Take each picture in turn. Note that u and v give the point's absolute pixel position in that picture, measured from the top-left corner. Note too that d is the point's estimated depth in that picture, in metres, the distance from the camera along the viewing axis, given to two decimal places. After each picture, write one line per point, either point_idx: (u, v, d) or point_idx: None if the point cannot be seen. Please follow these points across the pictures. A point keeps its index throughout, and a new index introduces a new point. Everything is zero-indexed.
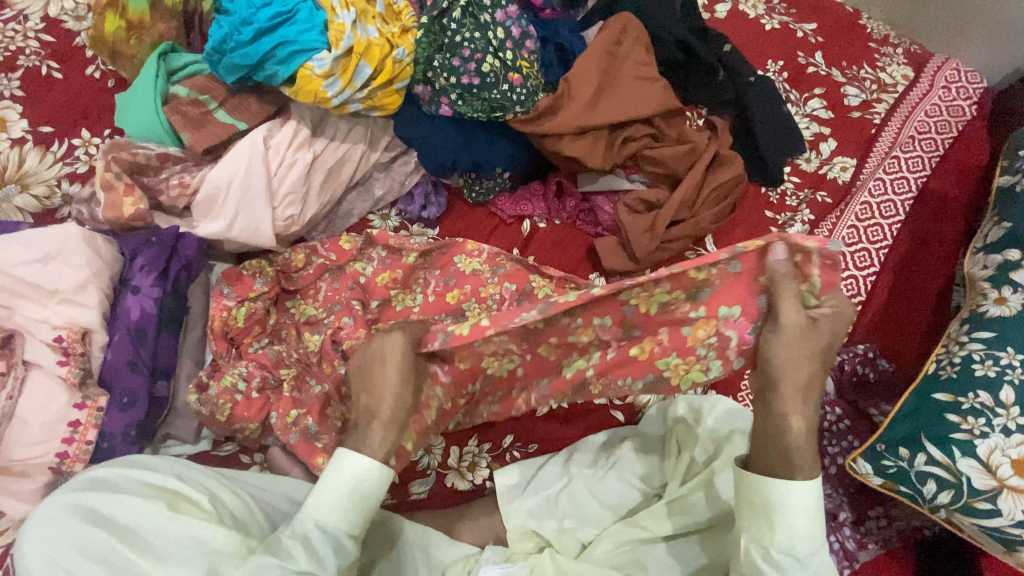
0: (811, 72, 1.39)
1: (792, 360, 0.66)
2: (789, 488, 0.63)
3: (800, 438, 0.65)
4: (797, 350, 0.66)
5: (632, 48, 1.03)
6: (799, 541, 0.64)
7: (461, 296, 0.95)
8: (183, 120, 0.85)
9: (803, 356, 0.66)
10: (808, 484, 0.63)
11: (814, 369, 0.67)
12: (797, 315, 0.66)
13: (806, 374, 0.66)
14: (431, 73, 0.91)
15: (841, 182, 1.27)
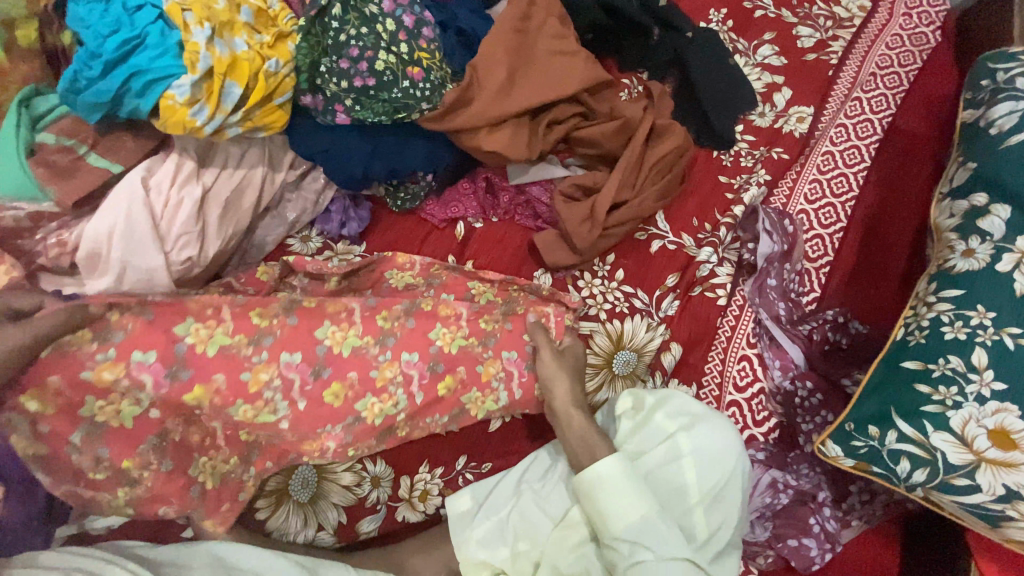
0: (759, 16, 1.28)
1: (551, 380, 0.84)
2: (593, 479, 0.75)
3: (580, 439, 0.80)
4: (557, 377, 0.83)
5: (544, 20, 0.93)
6: (620, 519, 0.72)
7: (391, 321, 0.90)
8: (51, 170, 0.77)
9: (560, 376, 0.84)
10: (607, 470, 0.75)
11: (574, 387, 0.84)
12: (549, 349, 0.85)
13: (563, 390, 0.83)
14: (318, 80, 0.82)
15: (799, 135, 1.17)
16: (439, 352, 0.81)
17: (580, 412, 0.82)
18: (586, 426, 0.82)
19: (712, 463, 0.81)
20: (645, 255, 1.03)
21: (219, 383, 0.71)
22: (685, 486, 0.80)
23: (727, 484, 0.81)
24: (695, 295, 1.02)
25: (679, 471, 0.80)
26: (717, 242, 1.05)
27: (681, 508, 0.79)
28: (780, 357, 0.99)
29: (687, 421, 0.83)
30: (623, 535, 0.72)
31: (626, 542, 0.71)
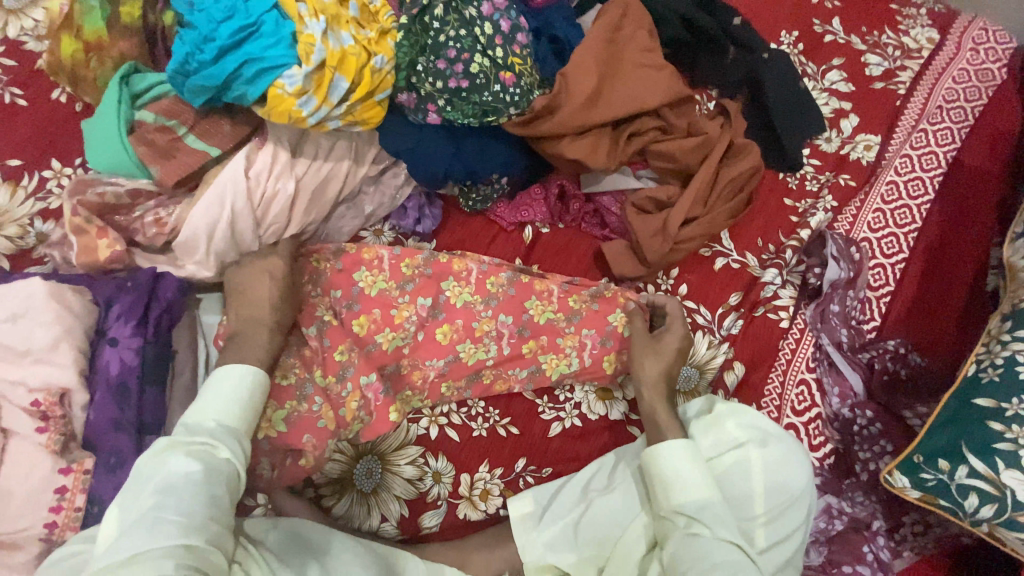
0: (828, 41, 1.28)
1: (639, 357, 0.89)
2: (658, 451, 0.79)
3: (660, 416, 0.85)
4: (648, 355, 0.89)
5: (634, 34, 0.94)
6: (680, 493, 0.76)
7: (453, 333, 0.89)
8: (152, 150, 0.79)
9: (650, 353, 0.89)
10: (673, 446, 0.79)
11: (663, 370, 0.88)
12: (640, 330, 0.91)
13: (651, 366, 0.88)
14: (414, 78, 0.83)
15: (865, 163, 1.17)
16: (530, 319, 0.92)
17: (662, 392, 0.87)
18: (663, 405, 0.86)
19: (781, 478, 0.82)
20: (710, 272, 1.04)
21: (377, 314, 0.87)
22: (749, 494, 0.81)
23: (793, 500, 0.81)
24: (759, 316, 1.02)
25: (747, 477, 0.82)
26: (782, 264, 1.05)
27: (743, 515, 0.80)
28: (839, 383, 1.00)
29: (759, 433, 0.84)
30: (682, 510, 0.75)
31: (683, 515, 0.75)
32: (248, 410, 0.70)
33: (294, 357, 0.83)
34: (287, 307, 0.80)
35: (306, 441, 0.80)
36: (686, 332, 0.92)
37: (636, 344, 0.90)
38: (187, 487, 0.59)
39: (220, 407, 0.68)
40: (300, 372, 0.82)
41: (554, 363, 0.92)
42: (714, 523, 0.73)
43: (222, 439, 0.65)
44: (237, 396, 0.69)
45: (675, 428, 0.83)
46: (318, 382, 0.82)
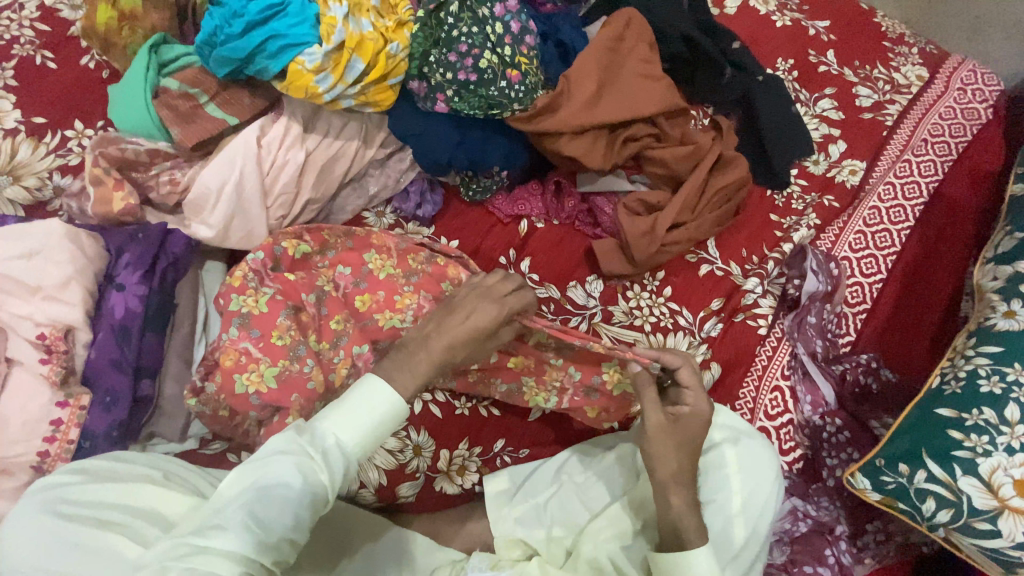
0: (822, 71, 1.35)
1: (654, 445, 0.75)
2: (683, 558, 0.71)
3: (679, 514, 0.73)
4: (666, 448, 0.75)
5: (635, 45, 1.00)
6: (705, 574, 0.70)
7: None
8: (173, 114, 0.84)
9: (671, 437, 0.75)
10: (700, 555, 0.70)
11: (683, 460, 0.75)
12: (660, 418, 0.75)
13: (667, 457, 0.75)
14: (426, 68, 0.88)
15: (850, 186, 1.23)
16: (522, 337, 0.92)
17: (683, 488, 0.74)
18: (691, 508, 0.74)
19: (756, 484, 0.84)
20: (695, 276, 1.07)
21: (380, 295, 0.86)
22: (726, 504, 0.83)
23: (766, 513, 0.83)
24: (738, 321, 1.06)
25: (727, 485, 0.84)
26: (764, 275, 1.09)
27: (721, 530, 0.81)
28: (811, 392, 1.03)
29: (733, 435, 0.87)
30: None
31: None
32: (375, 435, 0.63)
33: (288, 317, 0.81)
34: (462, 347, 0.75)
35: (294, 401, 0.78)
36: (707, 410, 0.78)
37: (658, 435, 0.75)
38: (278, 502, 0.56)
39: (348, 428, 0.61)
40: (294, 333, 0.81)
41: (534, 390, 0.91)
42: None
43: (334, 462, 0.59)
44: (377, 421, 0.63)
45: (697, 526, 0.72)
46: (312, 346, 0.82)
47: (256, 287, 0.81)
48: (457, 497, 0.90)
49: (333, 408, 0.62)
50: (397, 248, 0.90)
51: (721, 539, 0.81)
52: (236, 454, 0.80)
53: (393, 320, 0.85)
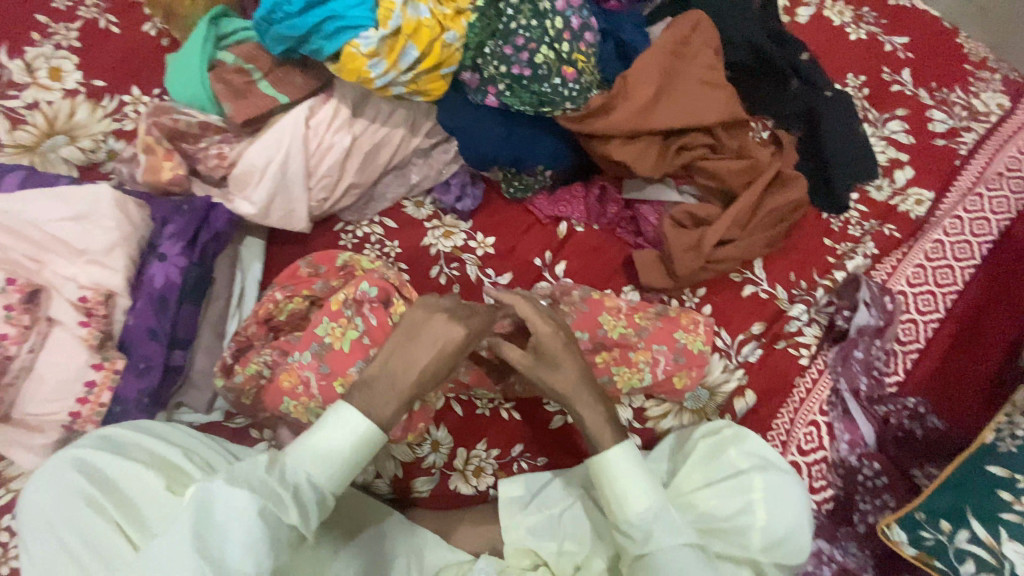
0: (895, 91, 1.27)
1: (554, 360, 0.77)
2: (602, 467, 0.71)
3: (591, 425, 0.73)
4: (545, 368, 0.77)
5: (699, 50, 0.95)
6: (634, 505, 0.69)
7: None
8: (227, 89, 0.84)
9: (543, 358, 0.77)
10: (612, 454, 0.70)
11: (577, 365, 0.77)
12: (522, 353, 0.78)
13: (552, 368, 0.76)
14: (480, 59, 0.85)
15: (914, 217, 1.15)
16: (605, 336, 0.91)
17: (588, 393, 0.76)
18: (593, 411, 0.74)
19: (787, 510, 0.78)
20: (737, 296, 1.03)
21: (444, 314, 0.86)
22: (747, 528, 0.77)
23: (794, 530, 0.77)
24: (779, 349, 1.01)
25: (750, 508, 0.78)
26: (811, 302, 1.04)
27: (737, 549, 0.77)
28: (850, 430, 0.98)
29: (761, 461, 0.81)
30: (635, 524, 0.68)
31: (640, 530, 0.68)
32: (347, 466, 0.63)
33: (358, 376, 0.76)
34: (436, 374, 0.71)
35: None
36: (561, 324, 0.80)
37: (523, 365, 0.77)
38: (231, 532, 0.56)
39: (315, 462, 0.61)
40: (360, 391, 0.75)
41: (626, 376, 0.92)
42: (671, 537, 0.67)
43: (306, 494, 0.60)
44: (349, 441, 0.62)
45: (605, 432, 0.72)
46: None
47: (349, 317, 0.76)
48: (471, 499, 0.88)
49: (302, 440, 0.62)
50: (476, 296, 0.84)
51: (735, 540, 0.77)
52: (257, 431, 0.80)
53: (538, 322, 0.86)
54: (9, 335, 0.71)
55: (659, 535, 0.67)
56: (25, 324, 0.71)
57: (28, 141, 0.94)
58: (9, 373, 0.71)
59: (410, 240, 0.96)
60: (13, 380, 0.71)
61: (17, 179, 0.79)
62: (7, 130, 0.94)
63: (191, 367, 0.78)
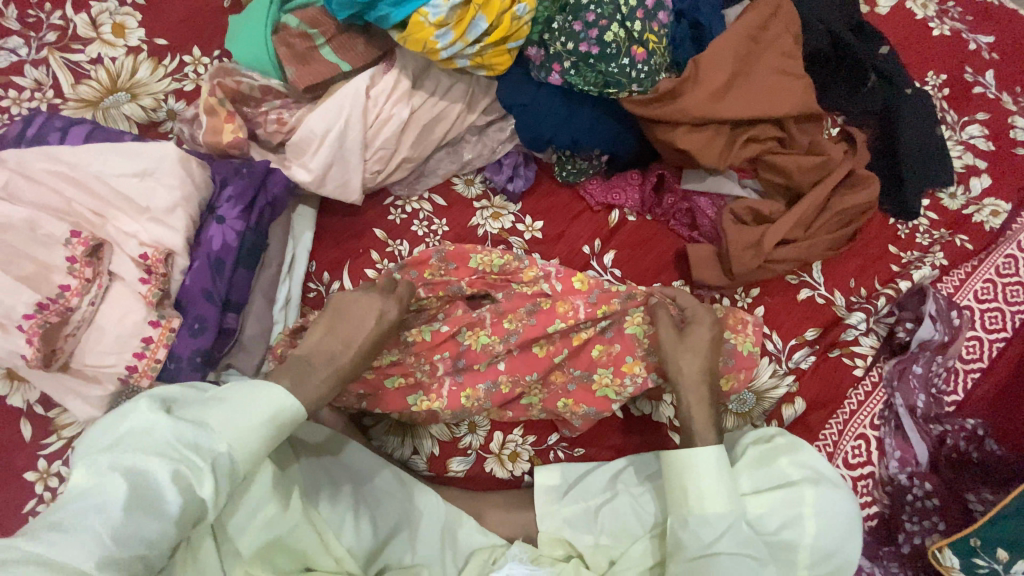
0: (977, 93, 1.18)
1: (688, 351, 0.78)
2: (686, 459, 0.73)
3: (693, 414, 0.76)
4: (685, 351, 0.78)
5: (778, 36, 0.90)
6: (709, 504, 0.71)
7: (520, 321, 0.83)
8: (290, 53, 0.83)
9: (684, 344, 0.78)
10: (705, 453, 0.72)
11: (706, 362, 0.78)
12: (671, 332, 0.79)
13: (688, 357, 0.78)
14: (547, 35, 0.83)
15: (988, 228, 1.08)
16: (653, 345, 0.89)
17: (702, 384, 0.77)
18: (703, 406, 0.76)
19: (835, 525, 0.76)
20: (792, 300, 0.99)
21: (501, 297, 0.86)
22: (794, 542, 0.75)
23: (844, 544, 0.75)
24: (833, 357, 0.97)
25: (801, 518, 0.76)
26: (870, 311, 0.98)
27: (784, 561, 0.75)
28: (901, 448, 0.94)
29: (815, 474, 0.78)
30: (704, 521, 0.70)
31: (710, 530, 0.70)
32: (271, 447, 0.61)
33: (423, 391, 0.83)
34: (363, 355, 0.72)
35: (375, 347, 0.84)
36: (712, 317, 0.80)
37: (660, 343, 0.79)
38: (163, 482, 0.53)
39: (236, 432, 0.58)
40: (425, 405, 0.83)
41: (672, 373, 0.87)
42: (734, 543, 0.70)
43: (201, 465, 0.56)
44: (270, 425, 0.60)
45: (705, 429, 0.75)
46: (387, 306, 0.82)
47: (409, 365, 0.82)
48: (503, 483, 0.87)
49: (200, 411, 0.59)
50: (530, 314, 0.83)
51: (783, 547, 0.75)
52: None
53: (640, 332, 0.84)
54: (71, 286, 0.71)
55: (727, 538, 0.70)
56: (87, 277, 0.71)
57: (92, 96, 0.95)
58: (70, 324, 0.71)
59: (458, 219, 0.94)
60: (74, 331, 0.71)
61: (83, 133, 0.80)
62: (72, 84, 0.95)
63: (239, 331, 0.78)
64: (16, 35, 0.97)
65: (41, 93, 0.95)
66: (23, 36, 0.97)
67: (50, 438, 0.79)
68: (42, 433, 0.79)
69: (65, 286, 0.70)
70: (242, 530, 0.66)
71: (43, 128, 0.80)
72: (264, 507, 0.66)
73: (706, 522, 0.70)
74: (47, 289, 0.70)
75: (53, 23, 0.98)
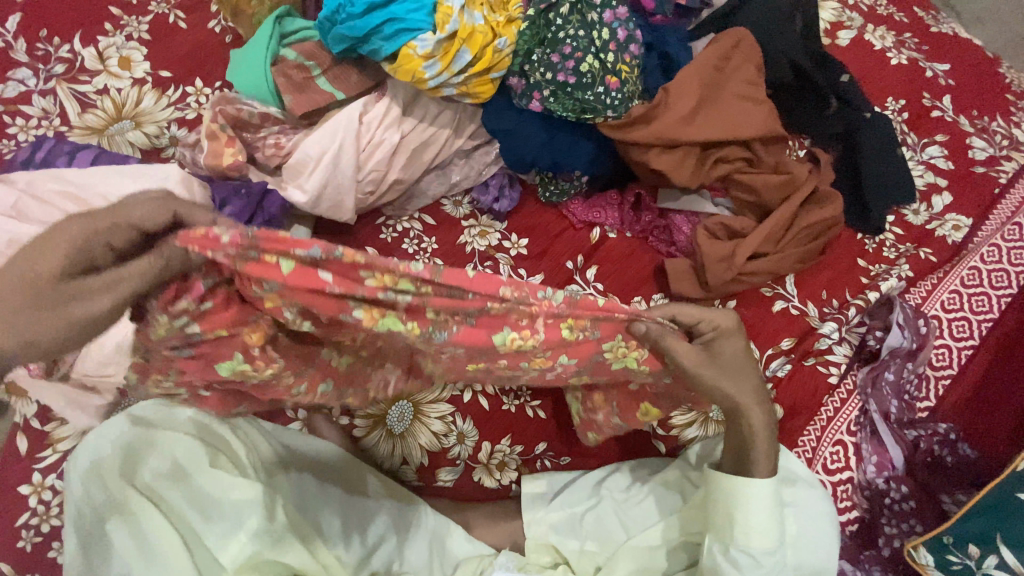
0: (935, 116, 1.26)
1: (735, 371, 0.73)
2: (741, 492, 0.72)
3: (760, 436, 0.74)
4: (728, 376, 0.72)
5: (742, 65, 0.97)
6: (758, 541, 0.71)
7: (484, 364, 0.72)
8: (288, 83, 0.89)
9: (722, 366, 0.72)
10: (765, 487, 0.72)
11: (752, 373, 0.75)
12: (698, 349, 0.70)
13: (734, 379, 0.73)
14: (528, 66, 0.89)
15: (951, 242, 1.14)
16: None
17: (765, 405, 0.74)
18: (766, 421, 0.75)
19: (813, 525, 0.80)
20: (767, 311, 1.03)
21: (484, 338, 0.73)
22: None
23: (822, 547, 0.78)
24: (808, 365, 1.01)
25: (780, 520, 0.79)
26: (842, 321, 1.04)
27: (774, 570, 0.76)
28: (878, 453, 0.97)
29: (793, 479, 0.83)
30: (751, 553, 0.72)
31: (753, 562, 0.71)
32: None
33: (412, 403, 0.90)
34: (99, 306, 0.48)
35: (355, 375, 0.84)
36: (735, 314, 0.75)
37: (699, 370, 0.69)
38: None
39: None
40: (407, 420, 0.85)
41: None
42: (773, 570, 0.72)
43: None
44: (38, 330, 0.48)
45: (771, 448, 0.74)
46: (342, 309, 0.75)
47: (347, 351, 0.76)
48: (490, 493, 0.88)
49: None
50: None
51: None
52: None
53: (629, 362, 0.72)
54: None
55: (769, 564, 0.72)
56: None
57: (96, 124, 1.00)
58: None
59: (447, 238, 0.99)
60: None
61: (89, 158, 0.85)
62: (78, 113, 1.01)
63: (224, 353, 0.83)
64: (25, 67, 1.02)
65: (48, 121, 1.00)
66: (31, 67, 1.03)
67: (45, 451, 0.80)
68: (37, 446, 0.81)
69: None
70: (229, 544, 0.74)
71: (51, 153, 0.85)
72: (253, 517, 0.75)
73: (750, 556, 0.72)
74: None
75: (61, 56, 1.04)
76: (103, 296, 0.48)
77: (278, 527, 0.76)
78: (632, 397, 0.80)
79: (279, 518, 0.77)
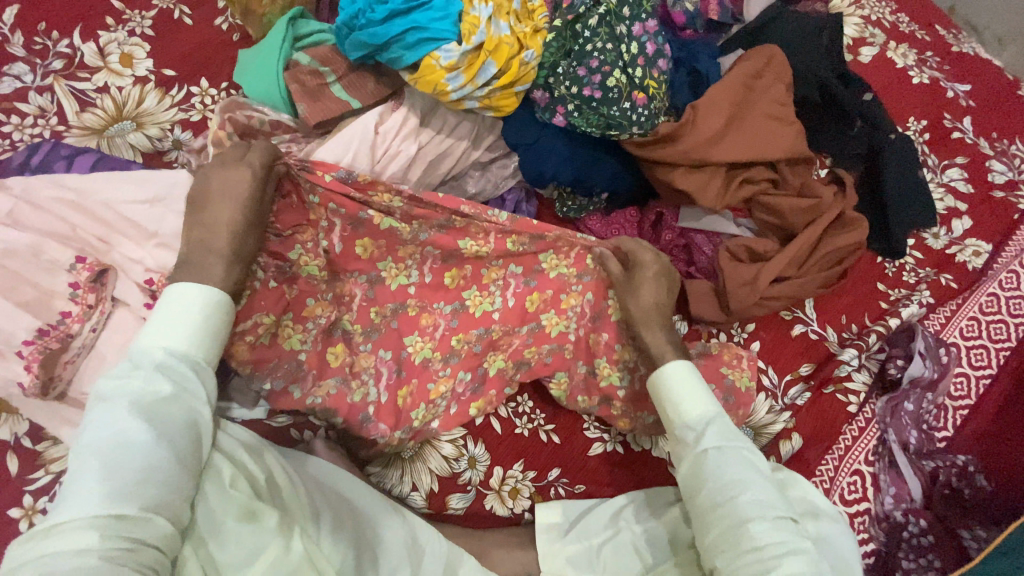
0: (956, 138, 1.24)
1: (640, 289, 0.85)
2: (672, 392, 0.78)
3: (653, 346, 0.83)
4: (636, 290, 0.85)
5: (772, 84, 0.94)
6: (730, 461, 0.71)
7: (460, 280, 0.89)
8: (301, 90, 0.85)
9: (632, 281, 0.85)
10: (681, 376, 0.78)
11: (657, 295, 0.85)
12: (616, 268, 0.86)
13: (637, 295, 0.85)
14: (553, 79, 0.85)
15: (971, 268, 1.12)
16: None
17: (661, 326, 0.84)
18: (660, 337, 0.83)
19: (841, 556, 0.78)
20: (786, 335, 1.01)
21: (467, 271, 0.89)
22: None
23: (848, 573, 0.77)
24: (826, 394, 0.99)
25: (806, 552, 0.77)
26: (864, 347, 1.01)
27: None
28: (896, 484, 0.95)
29: (813, 507, 0.81)
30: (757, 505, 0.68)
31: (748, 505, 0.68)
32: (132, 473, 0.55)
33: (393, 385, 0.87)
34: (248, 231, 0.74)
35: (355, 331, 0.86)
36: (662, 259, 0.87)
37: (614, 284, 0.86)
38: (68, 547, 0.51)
39: (172, 335, 0.63)
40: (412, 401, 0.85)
41: None
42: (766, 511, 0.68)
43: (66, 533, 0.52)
44: (194, 309, 0.65)
45: (669, 357, 0.81)
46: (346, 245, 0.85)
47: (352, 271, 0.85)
48: (502, 519, 0.87)
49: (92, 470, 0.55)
50: (519, 346, 0.89)
51: None
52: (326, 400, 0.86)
53: (562, 272, 0.89)
54: (72, 313, 0.71)
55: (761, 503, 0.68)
56: (89, 304, 0.72)
57: (95, 124, 0.95)
58: (69, 351, 0.71)
59: None
60: (72, 358, 0.71)
61: (89, 163, 0.81)
62: (76, 112, 0.96)
63: (234, 356, 0.76)
64: (21, 61, 0.97)
65: (43, 119, 0.95)
66: (28, 62, 0.97)
67: (36, 473, 0.76)
68: (28, 467, 0.76)
69: (66, 312, 0.71)
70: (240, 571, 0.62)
71: (49, 157, 0.81)
72: (271, 544, 0.64)
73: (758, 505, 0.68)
74: (46, 315, 0.70)
75: (59, 51, 0.99)
76: (225, 269, 0.70)
77: (296, 559, 0.65)
78: (640, 396, 0.89)
79: (297, 546, 0.66)
